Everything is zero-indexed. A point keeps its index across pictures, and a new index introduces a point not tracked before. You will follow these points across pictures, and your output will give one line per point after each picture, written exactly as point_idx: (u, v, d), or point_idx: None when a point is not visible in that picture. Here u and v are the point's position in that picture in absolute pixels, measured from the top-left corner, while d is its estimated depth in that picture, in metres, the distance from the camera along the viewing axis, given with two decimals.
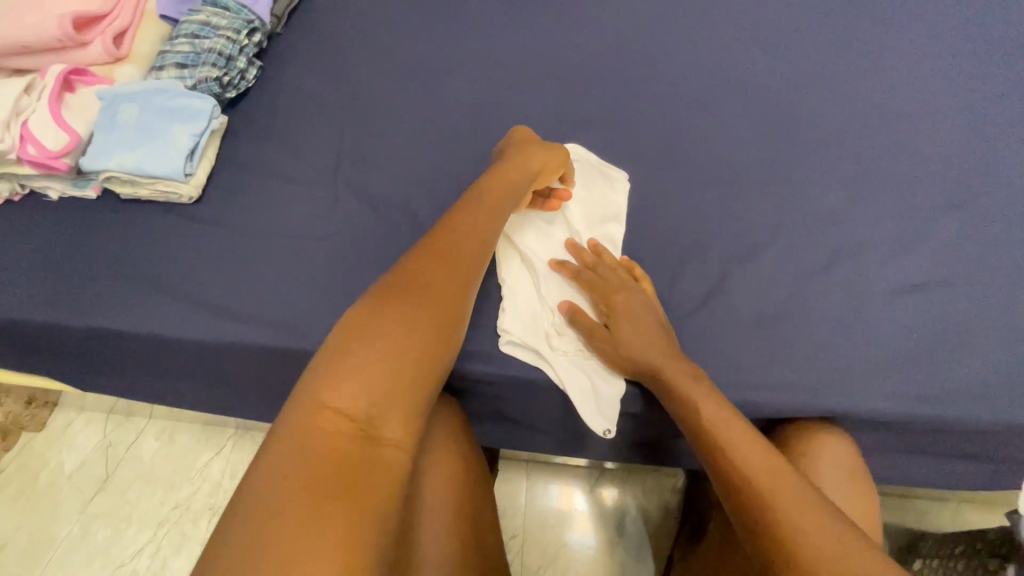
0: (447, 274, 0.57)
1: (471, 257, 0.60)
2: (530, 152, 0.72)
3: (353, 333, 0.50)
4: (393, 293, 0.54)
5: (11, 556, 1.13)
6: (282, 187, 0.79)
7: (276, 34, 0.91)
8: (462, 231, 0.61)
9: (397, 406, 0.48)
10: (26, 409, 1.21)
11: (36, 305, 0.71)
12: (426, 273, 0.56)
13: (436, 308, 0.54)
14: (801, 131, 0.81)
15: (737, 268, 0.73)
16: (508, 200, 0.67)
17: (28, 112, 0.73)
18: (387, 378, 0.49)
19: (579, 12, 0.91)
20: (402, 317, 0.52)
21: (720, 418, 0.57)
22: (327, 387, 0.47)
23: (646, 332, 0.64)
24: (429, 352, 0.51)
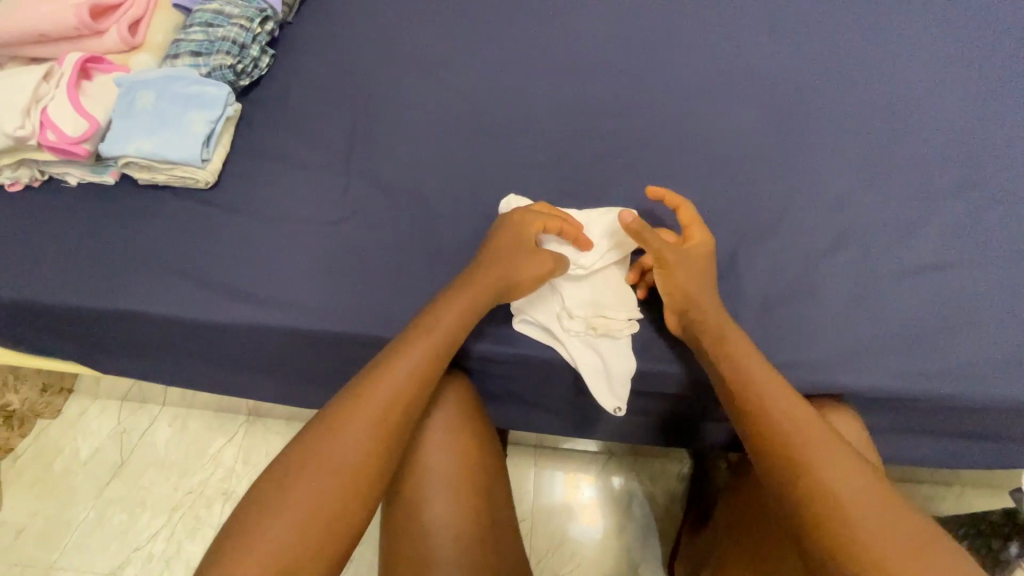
0: (372, 432, 0.56)
1: (402, 408, 0.58)
2: (509, 263, 0.66)
3: (269, 502, 0.52)
4: (317, 453, 0.54)
5: (29, 541, 1.15)
6: (296, 173, 0.80)
7: (288, 23, 0.92)
8: (399, 378, 0.59)
9: (311, 561, 0.50)
10: (41, 397, 1.21)
11: (57, 289, 0.73)
12: (349, 432, 0.55)
13: (355, 475, 0.54)
14: (809, 117, 0.82)
15: (745, 251, 0.74)
16: (461, 316, 0.63)
17: (47, 99, 0.75)
18: (302, 534, 0.50)
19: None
20: (322, 487, 0.53)
21: (763, 379, 0.58)
22: (234, 558, 0.48)
23: (700, 276, 0.66)
24: (345, 501, 0.53)
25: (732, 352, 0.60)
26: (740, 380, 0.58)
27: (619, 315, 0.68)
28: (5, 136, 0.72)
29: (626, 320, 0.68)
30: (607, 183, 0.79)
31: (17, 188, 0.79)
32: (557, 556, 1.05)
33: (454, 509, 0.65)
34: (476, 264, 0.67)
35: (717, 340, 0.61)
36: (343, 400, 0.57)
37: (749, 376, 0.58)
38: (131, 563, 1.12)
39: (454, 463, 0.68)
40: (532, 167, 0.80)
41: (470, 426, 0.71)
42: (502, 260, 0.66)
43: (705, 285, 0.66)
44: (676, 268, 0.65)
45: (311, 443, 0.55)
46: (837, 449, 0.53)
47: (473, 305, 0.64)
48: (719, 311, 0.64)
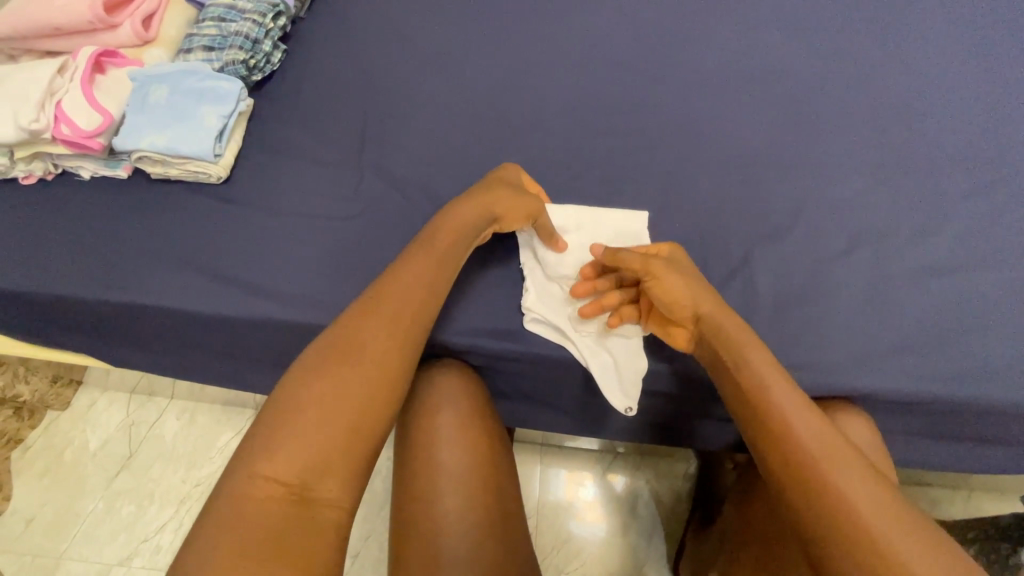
0: (385, 337, 0.56)
1: (411, 314, 0.58)
2: (506, 190, 0.68)
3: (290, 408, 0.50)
4: (331, 361, 0.53)
5: (39, 530, 1.16)
6: (307, 168, 0.80)
7: (300, 19, 0.92)
8: (402, 290, 0.59)
9: (341, 457, 0.50)
10: (51, 389, 1.23)
11: (69, 281, 0.73)
12: (361, 339, 0.55)
13: (376, 369, 0.54)
14: (822, 118, 0.81)
15: (756, 249, 0.73)
16: (461, 236, 0.65)
17: (61, 93, 0.75)
18: (330, 431, 0.50)
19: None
20: (342, 389, 0.52)
21: (779, 398, 0.56)
22: (262, 454, 0.48)
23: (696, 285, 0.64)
24: (372, 399, 0.53)
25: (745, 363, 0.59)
26: (758, 399, 0.57)
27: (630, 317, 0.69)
28: (20, 129, 0.72)
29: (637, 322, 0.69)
30: (617, 180, 0.78)
31: (31, 181, 0.79)
32: (562, 554, 1.05)
33: (464, 503, 0.65)
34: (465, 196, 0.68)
35: (732, 354, 0.60)
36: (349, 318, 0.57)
37: (767, 395, 0.56)
38: (138, 555, 1.13)
39: (462, 463, 0.68)
40: (542, 164, 0.80)
41: (480, 425, 0.72)
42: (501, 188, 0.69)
43: (694, 286, 0.63)
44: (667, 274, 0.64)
45: (321, 355, 0.54)
46: (858, 474, 0.51)
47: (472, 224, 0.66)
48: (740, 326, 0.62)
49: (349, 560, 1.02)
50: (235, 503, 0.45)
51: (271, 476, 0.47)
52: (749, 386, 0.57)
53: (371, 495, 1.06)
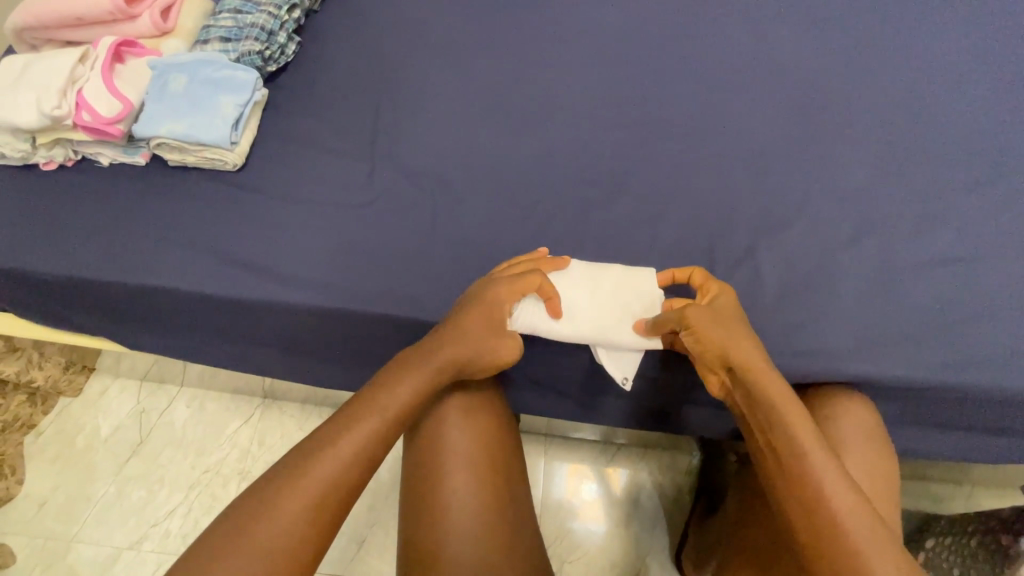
0: (311, 511, 0.54)
1: (343, 482, 0.56)
2: (481, 339, 0.63)
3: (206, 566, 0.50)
4: (254, 519, 0.52)
5: (50, 513, 1.18)
6: (320, 156, 0.82)
7: (314, 12, 0.93)
8: (342, 451, 0.56)
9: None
10: (64, 374, 1.23)
11: (89, 264, 0.75)
12: (286, 503, 0.53)
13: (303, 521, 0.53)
14: (829, 112, 0.82)
15: (762, 241, 0.74)
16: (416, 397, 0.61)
17: (83, 81, 0.77)
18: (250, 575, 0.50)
19: None
20: (265, 539, 0.52)
21: (811, 455, 0.56)
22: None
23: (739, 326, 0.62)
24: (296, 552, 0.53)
25: (775, 417, 0.58)
26: (789, 451, 0.56)
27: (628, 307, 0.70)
28: (43, 115, 0.74)
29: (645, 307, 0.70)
30: (626, 172, 0.80)
31: (51, 167, 0.81)
32: (564, 544, 1.06)
33: (471, 484, 0.67)
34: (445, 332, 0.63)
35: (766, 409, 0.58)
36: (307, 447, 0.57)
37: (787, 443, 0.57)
38: (148, 539, 1.15)
39: (471, 445, 0.69)
40: (552, 155, 0.81)
41: (485, 405, 0.72)
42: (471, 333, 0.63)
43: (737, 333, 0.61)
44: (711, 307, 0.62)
45: (253, 500, 0.54)
46: (873, 534, 0.52)
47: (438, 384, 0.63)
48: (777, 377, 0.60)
49: (356, 546, 1.04)
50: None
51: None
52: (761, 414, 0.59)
53: (377, 482, 1.07)
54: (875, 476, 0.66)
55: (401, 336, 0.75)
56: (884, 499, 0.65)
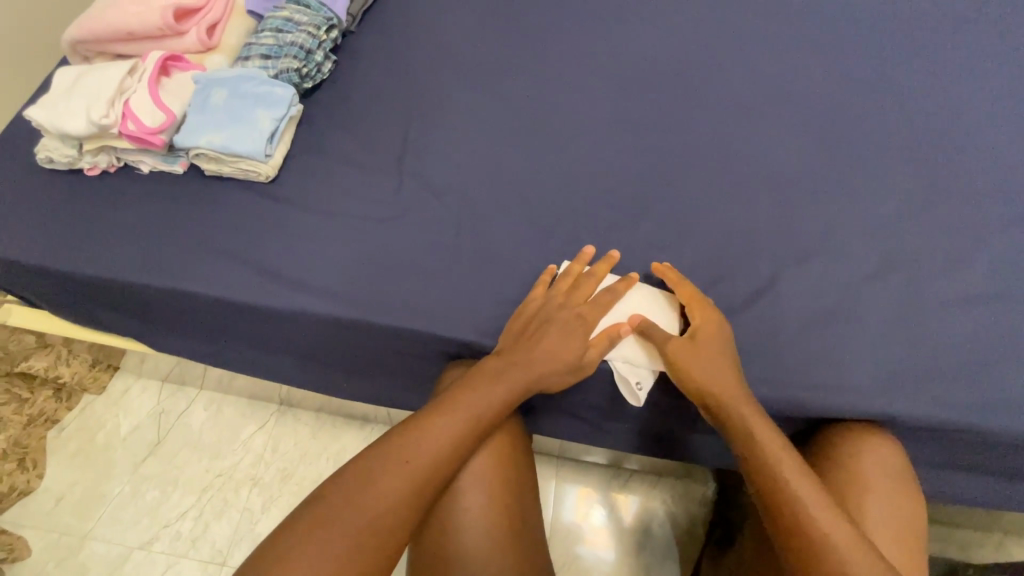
0: (415, 473, 0.59)
1: (438, 458, 0.61)
2: (572, 319, 0.68)
3: (336, 504, 0.57)
4: (349, 502, 0.57)
5: (67, 508, 1.21)
6: (349, 171, 0.84)
7: (350, 32, 0.97)
8: (419, 451, 0.60)
9: (377, 533, 0.56)
10: (90, 371, 1.27)
11: (122, 267, 0.78)
12: (394, 467, 0.59)
13: (410, 477, 0.59)
14: (856, 144, 0.82)
15: (785, 271, 0.74)
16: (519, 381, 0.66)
17: (130, 92, 0.81)
18: (373, 511, 0.57)
19: (639, 20, 0.94)
20: (388, 487, 0.58)
21: (803, 488, 0.57)
22: (322, 516, 0.56)
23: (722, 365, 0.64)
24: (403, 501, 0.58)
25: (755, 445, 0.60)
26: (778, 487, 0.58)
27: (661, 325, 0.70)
28: (91, 124, 0.77)
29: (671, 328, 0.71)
30: (648, 196, 0.80)
31: (95, 173, 0.85)
32: (573, 570, 1.04)
33: (486, 505, 0.67)
34: (534, 330, 0.68)
35: (749, 443, 0.60)
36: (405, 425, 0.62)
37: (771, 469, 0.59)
38: (160, 540, 1.16)
39: (487, 460, 0.68)
40: (574, 176, 0.82)
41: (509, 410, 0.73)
42: (555, 323, 0.68)
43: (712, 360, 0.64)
44: (692, 352, 0.64)
45: (333, 493, 0.58)
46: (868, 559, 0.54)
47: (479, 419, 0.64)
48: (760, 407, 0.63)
49: None
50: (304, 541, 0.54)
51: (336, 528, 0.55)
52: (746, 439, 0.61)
53: None
54: (899, 520, 0.63)
55: (418, 350, 0.76)
56: (909, 520, 0.64)
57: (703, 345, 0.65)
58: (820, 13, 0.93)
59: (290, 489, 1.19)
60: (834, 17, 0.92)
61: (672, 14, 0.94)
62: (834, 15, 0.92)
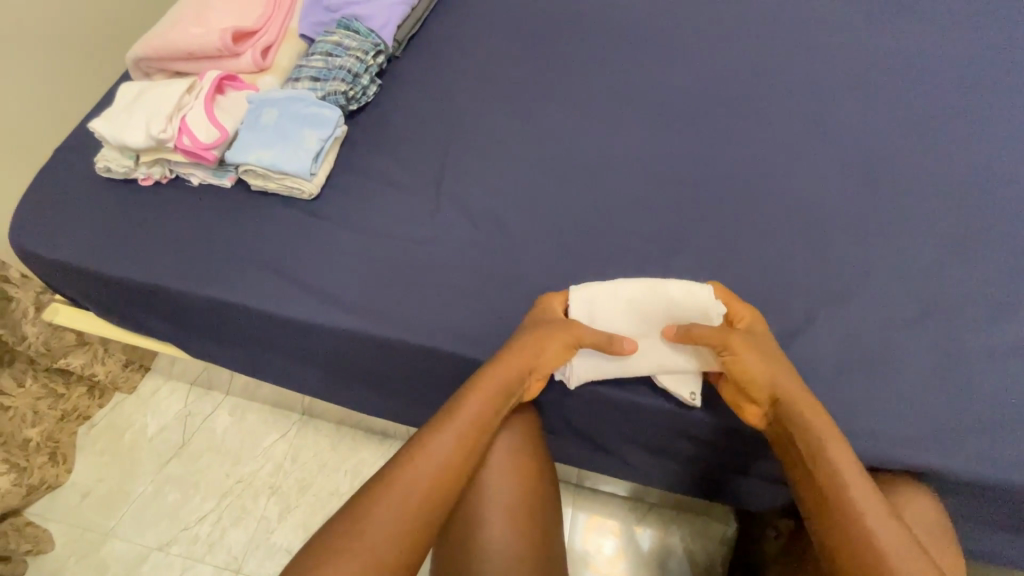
0: (433, 476, 0.59)
1: (457, 458, 0.61)
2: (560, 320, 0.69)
3: (355, 515, 0.56)
4: (368, 511, 0.56)
5: (92, 504, 1.23)
6: (389, 192, 0.87)
7: (396, 58, 1.00)
8: (437, 451, 0.60)
9: (398, 539, 0.56)
10: (123, 371, 1.31)
11: (167, 275, 0.81)
12: (412, 473, 0.59)
13: (434, 478, 0.59)
14: (895, 186, 0.81)
15: (820, 312, 0.73)
16: (527, 360, 0.66)
17: (187, 109, 0.85)
18: (395, 515, 0.56)
19: (677, 55, 0.95)
20: (408, 492, 0.58)
21: (853, 488, 0.56)
22: (339, 528, 0.55)
23: (771, 357, 0.63)
24: (427, 502, 0.58)
25: (810, 445, 0.59)
26: (831, 490, 0.57)
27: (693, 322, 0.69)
28: (150, 138, 0.81)
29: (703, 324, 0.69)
30: (681, 229, 0.81)
31: (148, 183, 0.88)
32: None
33: (510, 533, 0.68)
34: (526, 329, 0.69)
35: (800, 442, 0.59)
36: (424, 430, 0.63)
37: (826, 470, 0.57)
38: (178, 542, 1.18)
39: (510, 489, 0.70)
40: (609, 207, 0.83)
41: (511, 421, 0.74)
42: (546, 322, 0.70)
43: (768, 350, 0.63)
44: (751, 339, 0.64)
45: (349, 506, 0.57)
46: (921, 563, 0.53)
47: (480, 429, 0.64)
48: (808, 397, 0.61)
49: None
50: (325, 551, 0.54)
51: (354, 539, 0.54)
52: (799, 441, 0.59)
53: None
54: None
55: (448, 370, 0.77)
56: (943, 546, 0.62)
57: (755, 334, 0.65)
58: (862, 54, 0.93)
59: (307, 500, 1.20)
60: (875, 58, 0.92)
61: (710, 51, 0.95)
62: (876, 56, 0.92)
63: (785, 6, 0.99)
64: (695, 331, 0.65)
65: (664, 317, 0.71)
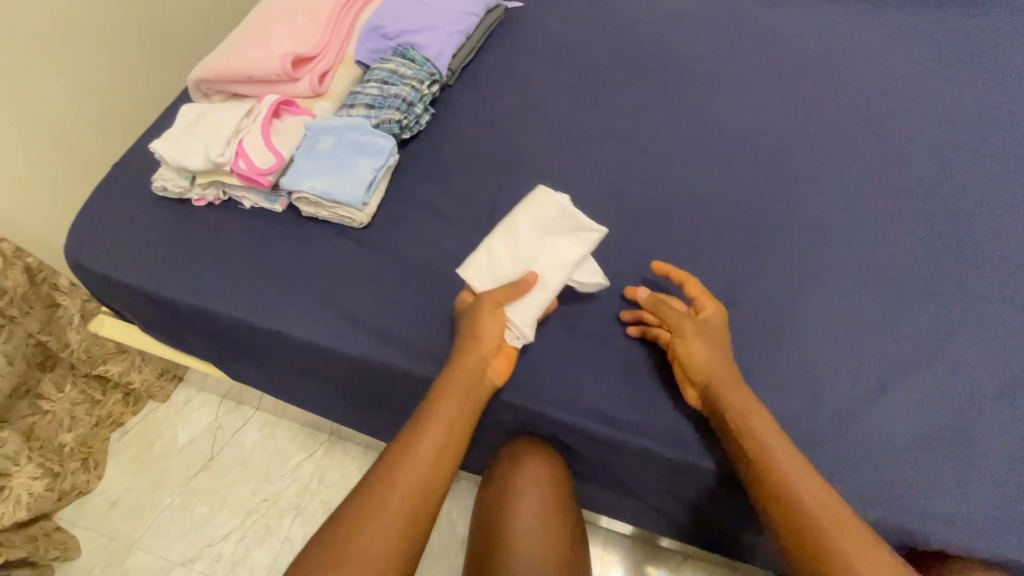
0: (418, 475, 0.58)
1: (437, 453, 0.60)
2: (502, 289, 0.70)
3: (348, 522, 0.55)
4: (358, 521, 0.55)
5: (119, 513, 1.23)
6: (439, 224, 0.86)
7: (449, 86, 1.00)
8: (419, 451, 0.59)
9: (388, 541, 0.54)
10: (157, 380, 1.31)
11: (217, 300, 0.81)
12: (397, 476, 0.58)
13: (417, 477, 0.58)
14: (950, 253, 0.81)
15: (876, 381, 0.72)
16: (488, 337, 0.67)
17: (245, 133, 0.85)
18: (383, 520, 0.55)
19: (731, 106, 0.96)
20: (397, 497, 0.57)
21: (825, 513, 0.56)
22: (334, 542, 0.54)
23: (719, 352, 0.67)
24: (414, 503, 0.57)
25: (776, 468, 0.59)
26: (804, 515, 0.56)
27: (563, 227, 0.76)
28: (207, 161, 0.82)
29: (570, 228, 0.76)
30: (734, 281, 0.80)
31: (201, 204, 0.89)
32: None
33: None
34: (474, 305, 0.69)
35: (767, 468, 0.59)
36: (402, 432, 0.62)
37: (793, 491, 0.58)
38: (201, 559, 1.17)
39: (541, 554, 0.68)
40: (660, 255, 0.83)
41: (543, 484, 0.73)
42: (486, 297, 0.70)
43: (718, 349, 0.67)
44: (707, 332, 0.68)
45: (338, 516, 0.56)
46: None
47: (452, 420, 0.62)
48: (751, 398, 0.64)
49: None
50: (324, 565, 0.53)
51: (350, 551, 0.53)
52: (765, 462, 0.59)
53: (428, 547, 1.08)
54: None
55: (494, 411, 0.76)
56: None
57: (710, 330, 0.69)
58: (917, 115, 0.93)
59: None
60: (930, 121, 0.93)
61: (764, 105, 0.96)
62: (931, 118, 0.93)
63: (839, 63, 1.00)
64: (660, 309, 0.69)
65: (562, 230, 0.76)
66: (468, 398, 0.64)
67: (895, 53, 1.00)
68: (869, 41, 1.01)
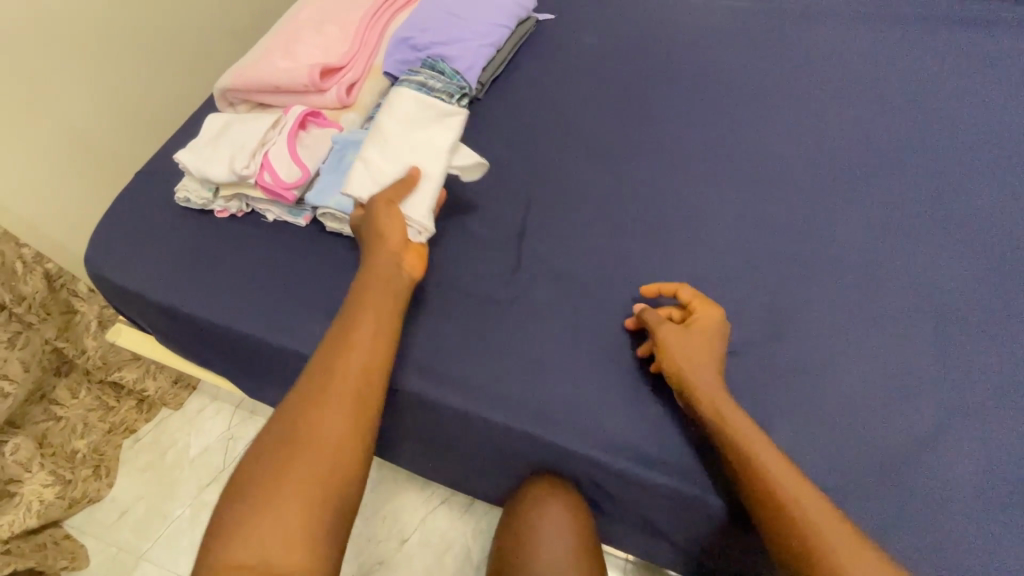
0: (346, 403, 0.57)
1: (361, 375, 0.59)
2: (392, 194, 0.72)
3: (276, 462, 0.53)
4: (286, 461, 0.53)
5: (129, 524, 1.21)
6: (466, 243, 0.83)
7: (478, 99, 0.98)
8: (342, 379, 0.58)
9: (321, 471, 0.54)
10: (171, 388, 1.29)
11: (237, 316, 0.79)
12: (323, 409, 0.56)
13: (345, 405, 0.57)
14: (1009, 286, 0.76)
15: (938, 423, 0.66)
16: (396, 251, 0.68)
17: (270, 144, 0.82)
18: (314, 456, 0.54)
19: (770, 125, 0.93)
20: (324, 428, 0.55)
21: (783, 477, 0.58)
22: (264, 489, 0.52)
23: (705, 357, 0.66)
24: (345, 433, 0.56)
25: (742, 444, 0.60)
26: (765, 484, 0.58)
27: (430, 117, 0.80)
28: (232, 173, 0.79)
29: (434, 120, 0.80)
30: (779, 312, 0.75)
31: (224, 216, 0.87)
32: None
33: None
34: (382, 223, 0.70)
35: (734, 445, 0.60)
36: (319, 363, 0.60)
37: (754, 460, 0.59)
38: None
39: None
40: (701, 281, 0.78)
41: (569, 528, 0.72)
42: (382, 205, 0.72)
43: (705, 358, 0.66)
44: (691, 339, 0.67)
45: (263, 458, 0.54)
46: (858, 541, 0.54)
47: (373, 337, 0.62)
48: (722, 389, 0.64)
49: None
50: (261, 512, 0.51)
51: (283, 492, 0.52)
52: (732, 436, 0.60)
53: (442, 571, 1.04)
54: None
55: (520, 444, 0.72)
56: None
57: (693, 336, 0.67)
58: (965, 140, 0.89)
59: None
60: (980, 146, 0.89)
61: (805, 124, 0.93)
62: (981, 143, 0.89)
63: (882, 84, 0.96)
64: (655, 327, 0.68)
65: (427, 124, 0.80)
66: (390, 317, 0.64)
67: (942, 75, 0.97)
68: (912, 63, 0.98)
